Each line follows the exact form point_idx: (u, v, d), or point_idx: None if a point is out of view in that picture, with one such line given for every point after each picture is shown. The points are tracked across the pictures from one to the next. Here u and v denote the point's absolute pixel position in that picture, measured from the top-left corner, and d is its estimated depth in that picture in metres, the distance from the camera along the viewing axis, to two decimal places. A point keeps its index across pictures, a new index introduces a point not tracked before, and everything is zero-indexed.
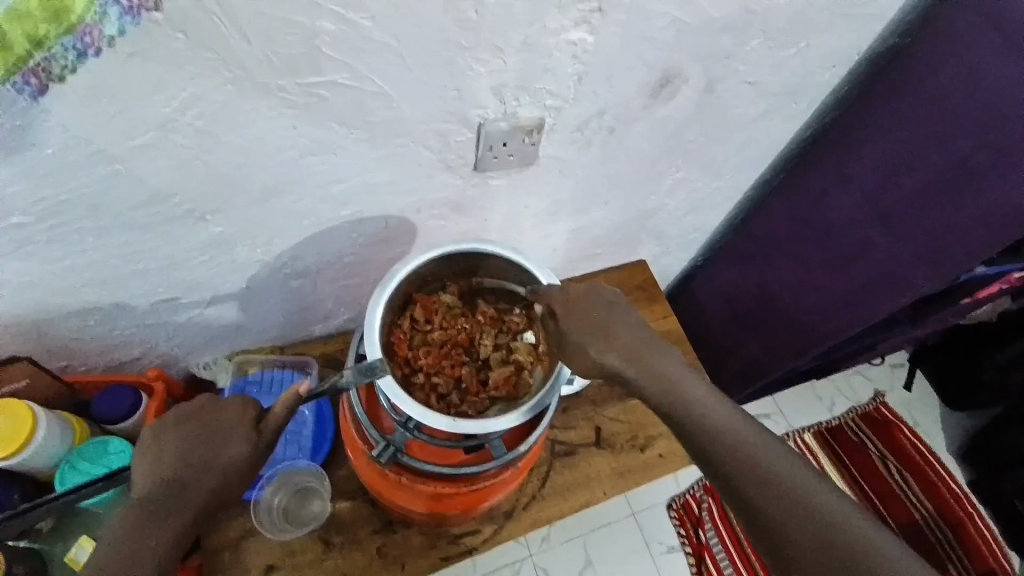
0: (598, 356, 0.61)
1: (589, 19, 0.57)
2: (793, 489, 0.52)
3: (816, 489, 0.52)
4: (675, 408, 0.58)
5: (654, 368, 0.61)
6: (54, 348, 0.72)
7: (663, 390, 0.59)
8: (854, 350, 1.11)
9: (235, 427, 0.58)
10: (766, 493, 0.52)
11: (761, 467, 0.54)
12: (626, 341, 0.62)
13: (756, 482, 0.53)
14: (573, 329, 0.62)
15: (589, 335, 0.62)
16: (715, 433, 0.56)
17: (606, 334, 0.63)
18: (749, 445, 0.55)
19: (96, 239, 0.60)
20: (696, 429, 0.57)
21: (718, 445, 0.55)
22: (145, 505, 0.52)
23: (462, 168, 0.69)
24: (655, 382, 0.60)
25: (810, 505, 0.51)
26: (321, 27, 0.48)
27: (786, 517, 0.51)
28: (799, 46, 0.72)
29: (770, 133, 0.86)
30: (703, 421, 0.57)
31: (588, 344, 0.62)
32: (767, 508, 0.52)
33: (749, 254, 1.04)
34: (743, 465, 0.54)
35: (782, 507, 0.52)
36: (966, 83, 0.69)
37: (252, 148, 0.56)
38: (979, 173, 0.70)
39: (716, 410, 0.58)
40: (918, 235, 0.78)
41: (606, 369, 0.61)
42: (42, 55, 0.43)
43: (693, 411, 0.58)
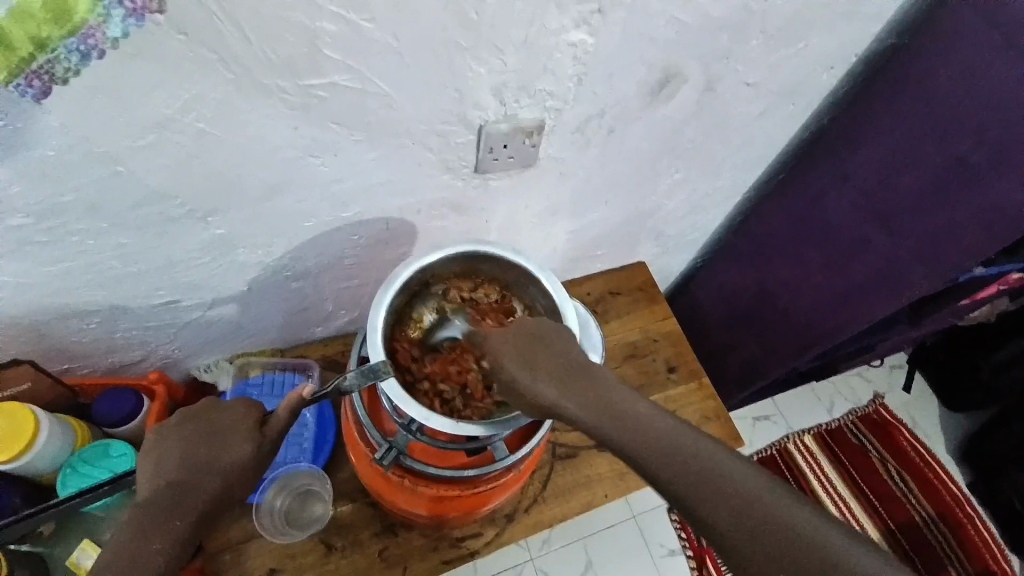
0: (531, 390, 0.55)
1: (589, 20, 0.57)
2: (751, 503, 0.47)
3: (775, 501, 0.47)
4: (619, 437, 0.52)
5: (590, 395, 0.54)
6: (54, 351, 0.72)
7: (608, 420, 0.53)
8: (854, 350, 1.12)
9: (238, 429, 0.57)
10: (720, 506, 0.48)
11: (715, 479, 0.49)
12: (559, 364, 0.56)
13: (712, 502, 0.48)
14: (507, 360, 0.57)
15: (521, 366, 0.56)
16: (667, 451, 0.50)
17: (542, 357, 0.57)
18: (704, 456, 0.50)
19: (97, 240, 0.60)
20: (643, 449, 0.51)
21: (670, 464, 0.50)
22: (151, 508, 0.52)
23: (462, 169, 0.70)
24: (596, 410, 0.53)
25: (770, 519, 0.46)
26: (322, 28, 0.48)
27: (745, 536, 0.46)
28: (798, 46, 0.72)
29: (769, 133, 0.86)
30: (651, 437, 0.51)
31: (520, 376, 0.56)
32: (723, 526, 0.47)
33: (749, 255, 1.05)
34: (697, 482, 0.49)
35: (739, 526, 0.47)
36: (965, 83, 0.69)
37: (252, 149, 0.56)
38: (981, 174, 0.70)
39: (663, 427, 0.52)
40: (919, 236, 0.78)
41: (540, 400, 0.55)
42: (45, 57, 0.43)
43: (637, 431, 0.52)
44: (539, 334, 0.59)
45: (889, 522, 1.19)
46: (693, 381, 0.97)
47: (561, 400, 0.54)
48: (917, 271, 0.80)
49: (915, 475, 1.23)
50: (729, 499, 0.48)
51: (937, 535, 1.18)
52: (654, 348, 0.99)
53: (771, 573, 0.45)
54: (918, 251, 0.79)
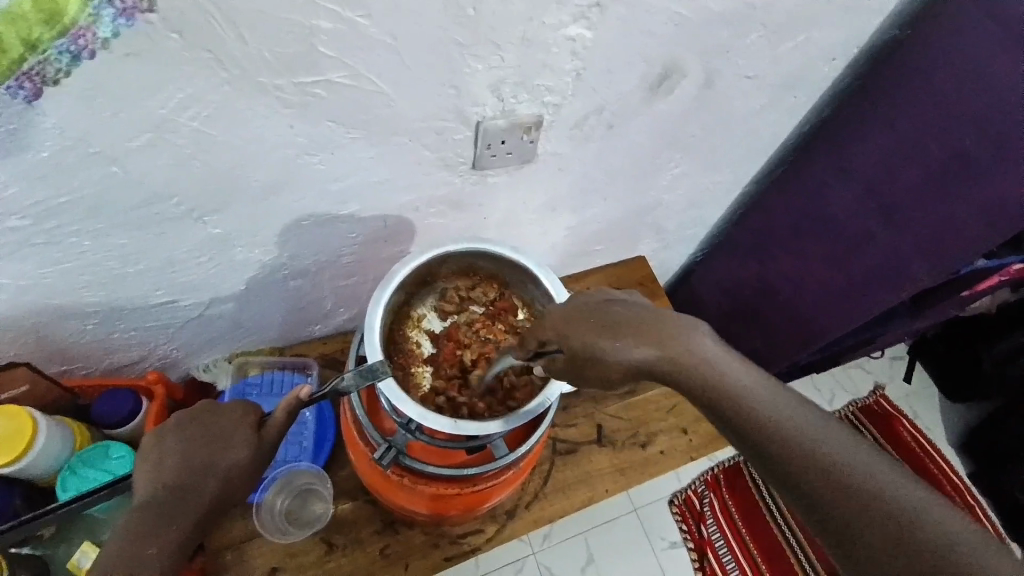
0: (620, 356, 0.52)
1: (588, 15, 0.56)
2: (861, 479, 0.48)
3: (888, 479, 0.48)
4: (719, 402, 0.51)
5: (686, 356, 0.52)
6: (52, 352, 0.71)
7: (698, 378, 0.52)
8: (854, 343, 1.11)
9: (236, 431, 0.57)
10: (825, 483, 0.48)
11: (827, 459, 0.49)
12: (652, 325, 0.53)
13: (824, 481, 0.48)
14: (585, 331, 0.54)
15: (605, 335, 0.53)
16: (782, 432, 0.50)
17: (624, 324, 0.53)
18: (821, 436, 0.50)
19: (93, 241, 0.59)
20: (748, 423, 0.51)
21: (773, 442, 0.50)
22: (151, 509, 0.52)
23: (461, 166, 0.69)
24: (701, 379, 0.52)
25: (889, 503, 0.47)
26: (317, 26, 0.48)
27: (858, 517, 0.47)
28: (799, 38, 0.71)
29: (770, 127, 0.85)
30: (765, 419, 0.51)
31: (604, 343, 0.52)
32: (834, 504, 0.48)
33: (750, 248, 1.04)
34: (812, 462, 0.49)
35: (853, 506, 0.48)
36: (969, 75, 0.68)
37: (249, 148, 0.56)
38: (981, 166, 0.69)
39: (765, 395, 0.52)
40: (918, 229, 0.77)
41: (633, 365, 0.52)
42: (37, 58, 0.42)
43: (744, 404, 0.51)
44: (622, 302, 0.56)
45: None
46: None
47: (657, 362, 0.52)
48: (915, 265, 0.79)
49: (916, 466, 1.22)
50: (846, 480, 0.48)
51: None
52: None
53: (869, 535, 0.47)
54: (918, 244, 0.78)
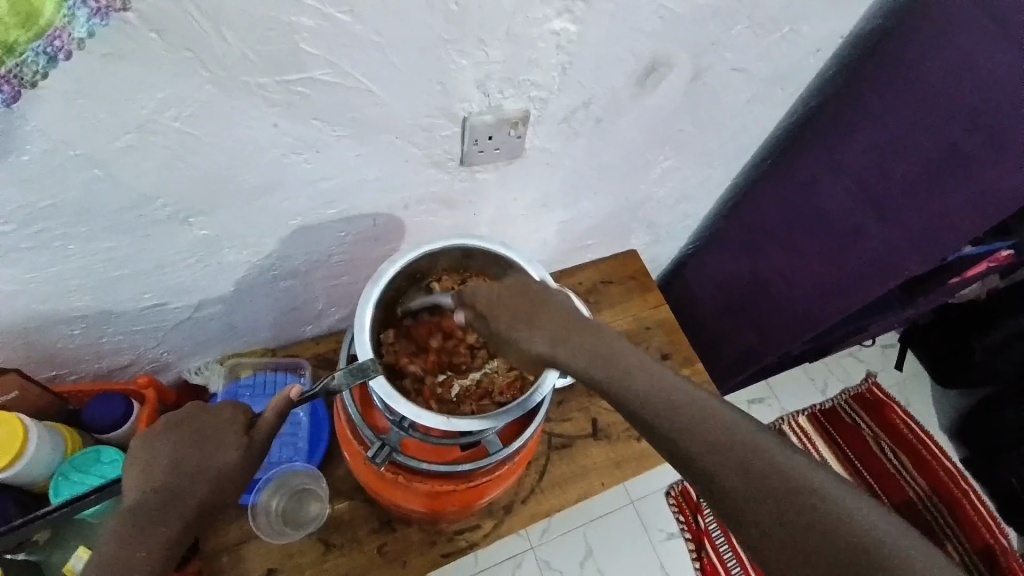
0: (530, 342, 0.57)
1: (572, 9, 0.56)
2: (736, 443, 0.46)
3: (774, 443, 0.46)
4: (605, 378, 0.53)
5: (582, 343, 0.56)
6: (41, 358, 0.71)
7: (599, 361, 0.54)
8: (846, 332, 1.12)
9: (227, 432, 0.57)
10: (698, 445, 0.47)
11: (732, 447, 0.46)
12: (557, 316, 0.58)
13: (732, 471, 0.45)
14: (501, 321, 0.59)
15: (513, 322, 0.58)
16: (687, 422, 0.48)
17: (536, 314, 0.58)
18: (731, 427, 0.47)
19: (80, 245, 0.59)
20: (654, 410, 0.50)
21: (661, 417, 0.49)
22: (140, 512, 0.51)
23: (449, 163, 0.69)
24: (602, 367, 0.54)
25: (772, 466, 0.45)
26: (300, 24, 0.47)
27: (748, 488, 0.45)
28: (785, 29, 0.71)
29: (757, 118, 0.86)
30: (673, 407, 0.49)
31: (514, 329, 0.58)
32: (725, 476, 0.45)
33: (741, 240, 1.04)
34: (721, 452, 0.46)
35: (740, 475, 0.45)
36: (953, 63, 0.68)
37: (234, 148, 0.55)
38: (969, 153, 0.70)
39: (677, 385, 0.51)
40: (908, 218, 0.78)
41: (533, 351, 0.57)
42: (12, 61, 0.40)
43: (649, 393, 0.51)
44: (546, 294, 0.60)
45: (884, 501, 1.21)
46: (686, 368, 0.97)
47: (555, 349, 0.56)
48: (907, 253, 0.80)
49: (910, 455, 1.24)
50: (757, 473, 0.45)
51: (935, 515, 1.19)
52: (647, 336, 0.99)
53: (744, 498, 0.44)
54: (911, 238, 0.79)
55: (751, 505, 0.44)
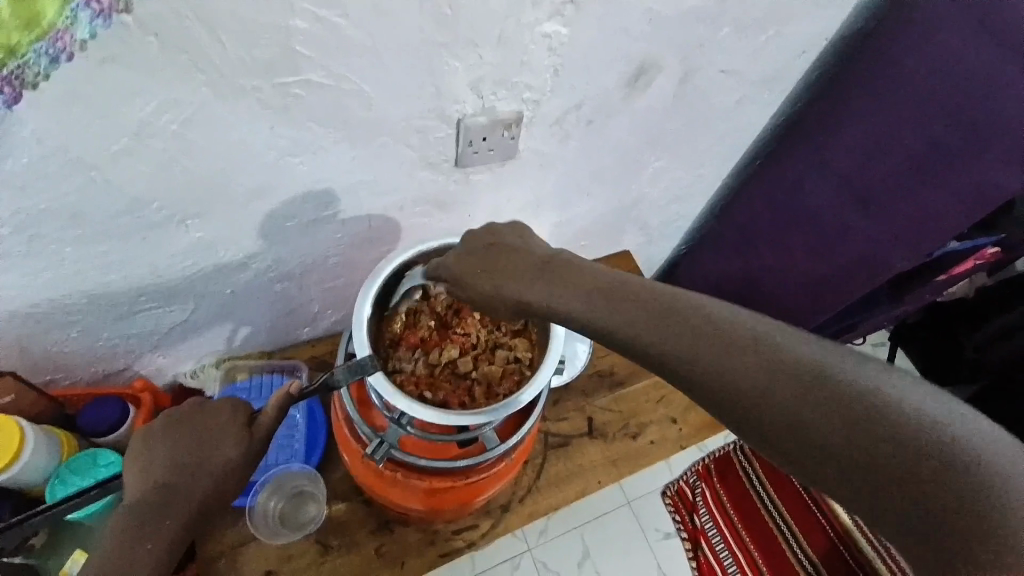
0: (510, 291, 0.55)
1: (562, 12, 0.57)
2: (781, 361, 0.41)
3: (785, 346, 0.42)
4: (602, 311, 0.49)
5: (581, 276, 0.53)
6: (37, 362, 0.71)
7: (608, 292, 0.51)
8: (836, 330, 1.14)
9: (225, 429, 0.57)
10: (727, 367, 0.43)
11: (784, 363, 0.41)
12: (563, 265, 0.55)
13: (781, 385, 0.40)
14: (474, 279, 0.58)
15: (488, 277, 0.57)
16: (727, 341, 0.44)
17: (503, 265, 0.57)
18: (788, 344, 0.42)
19: (76, 249, 0.59)
20: (683, 336, 0.45)
21: (678, 344, 0.45)
22: (142, 509, 0.52)
23: (444, 165, 0.70)
24: (612, 297, 0.50)
25: (783, 372, 0.41)
26: (294, 27, 0.48)
27: (767, 402, 0.40)
28: (770, 32, 0.73)
29: (745, 119, 0.87)
30: (712, 331, 0.45)
31: (495, 283, 0.56)
32: (739, 396, 0.42)
33: (732, 239, 1.06)
34: (769, 368, 0.41)
35: (753, 394, 0.41)
36: (934, 64, 0.70)
37: (230, 150, 0.56)
38: (951, 151, 0.72)
39: (674, 301, 0.48)
40: (897, 216, 0.80)
41: (521, 299, 0.54)
42: (15, 62, 0.41)
43: (679, 314, 0.46)
44: (524, 240, 0.60)
45: None
46: None
47: (542, 292, 0.53)
48: (895, 250, 0.83)
49: None
50: (807, 386, 0.39)
51: None
52: None
53: (782, 417, 0.40)
54: (895, 233, 0.81)
55: (820, 423, 0.38)
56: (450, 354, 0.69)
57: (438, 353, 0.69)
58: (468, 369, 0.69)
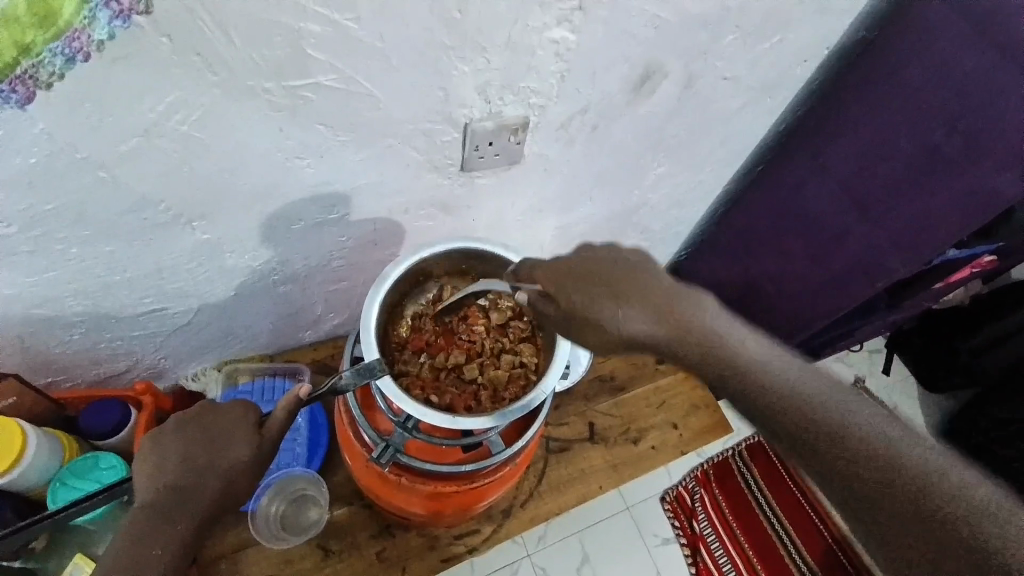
0: (627, 326, 0.54)
1: (571, 18, 0.58)
2: (864, 435, 0.49)
3: (867, 419, 0.50)
4: (715, 362, 0.54)
5: (681, 319, 0.54)
6: (39, 363, 0.70)
7: (699, 343, 0.54)
8: (834, 336, 1.15)
9: (236, 430, 0.56)
10: (814, 433, 0.50)
11: (840, 425, 0.50)
12: (647, 294, 0.55)
13: (832, 443, 0.49)
14: (579, 301, 0.55)
15: (600, 301, 0.54)
16: (799, 406, 0.51)
17: (613, 291, 0.55)
18: (846, 413, 0.50)
19: (81, 249, 0.59)
20: (766, 398, 0.52)
21: (775, 401, 0.52)
22: (155, 510, 0.52)
23: (449, 168, 0.70)
24: (701, 351, 0.54)
25: (867, 446, 0.49)
26: (306, 29, 0.48)
27: (846, 465, 0.49)
28: (773, 40, 0.74)
29: (748, 126, 0.88)
30: (793, 396, 0.52)
31: (603, 312, 0.54)
32: (828, 454, 0.50)
33: (733, 245, 1.06)
34: (828, 433, 0.50)
35: (834, 454, 0.49)
36: (937, 73, 0.71)
37: (238, 151, 0.56)
38: (950, 159, 0.73)
39: (773, 363, 0.54)
40: (895, 221, 0.81)
41: (637, 335, 0.54)
42: (29, 62, 0.42)
43: (759, 380, 0.53)
44: (617, 258, 0.57)
45: None
46: (682, 372, 0.98)
47: (661, 332, 0.54)
48: (891, 255, 0.85)
49: None
50: (852, 444, 0.49)
51: None
52: None
53: (863, 481, 0.48)
54: (893, 238, 0.83)
55: (851, 473, 0.48)
56: (456, 359, 0.69)
57: (445, 357, 0.70)
58: (474, 375, 0.69)
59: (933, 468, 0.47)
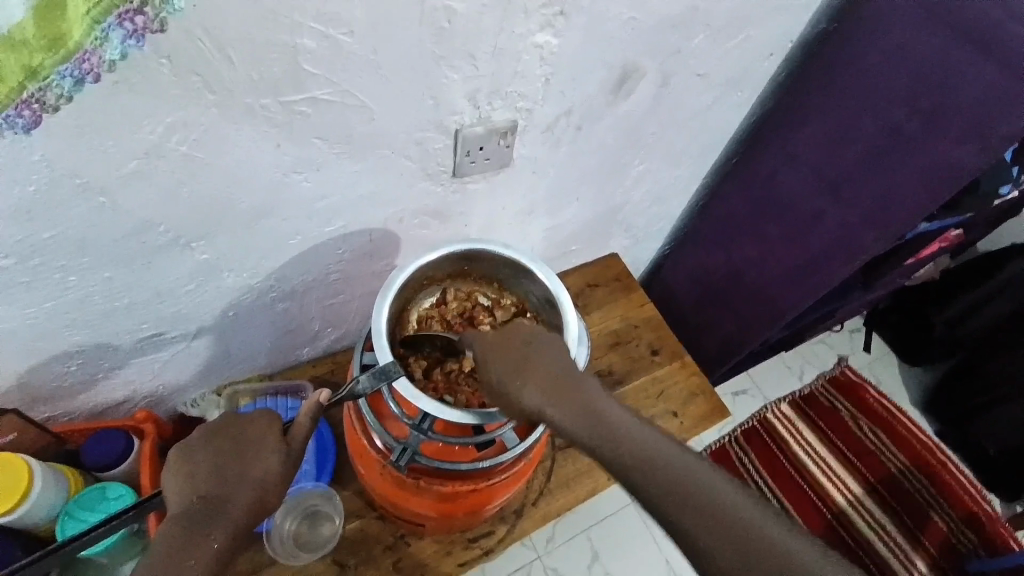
0: (525, 399, 0.57)
1: (553, 23, 0.60)
2: (724, 510, 0.49)
3: (734, 497, 0.50)
4: (595, 435, 0.55)
5: (578, 401, 0.57)
6: (37, 397, 0.69)
7: (594, 436, 0.55)
8: (818, 317, 1.18)
9: (266, 438, 0.57)
10: (679, 505, 0.50)
11: (733, 519, 0.49)
12: (555, 374, 0.59)
13: (723, 531, 0.49)
14: (495, 370, 0.59)
15: (508, 373, 0.58)
16: (698, 508, 0.50)
17: (524, 363, 0.59)
18: (710, 488, 0.51)
19: (80, 277, 0.58)
20: (667, 497, 0.51)
21: (643, 468, 0.52)
22: (189, 519, 0.51)
23: (442, 175, 0.71)
24: (607, 444, 0.54)
25: (729, 518, 0.49)
26: (302, 46, 0.49)
27: (712, 539, 0.48)
28: (740, 36, 0.78)
29: (721, 119, 0.91)
30: (691, 494, 0.50)
31: (510, 386, 0.58)
32: (694, 530, 0.49)
33: (715, 235, 1.10)
34: (722, 523, 0.49)
35: (701, 526, 0.49)
36: (895, 58, 0.75)
37: (238, 168, 0.57)
38: (911, 137, 0.76)
39: (643, 436, 0.54)
40: (865, 200, 0.84)
41: (530, 408, 0.57)
42: (36, 85, 0.40)
43: (663, 478, 0.51)
44: (534, 336, 0.61)
45: (869, 478, 1.26)
46: (675, 362, 1.01)
47: (551, 405, 0.57)
48: (865, 233, 0.86)
49: (885, 431, 1.31)
50: (744, 539, 0.48)
51: (915, 485, 1.25)
52: (636, 334, 1.03)
53: (720, 552, 0.48)
54: (867, 214, 0.85)
55: (726, 550, 0.48)
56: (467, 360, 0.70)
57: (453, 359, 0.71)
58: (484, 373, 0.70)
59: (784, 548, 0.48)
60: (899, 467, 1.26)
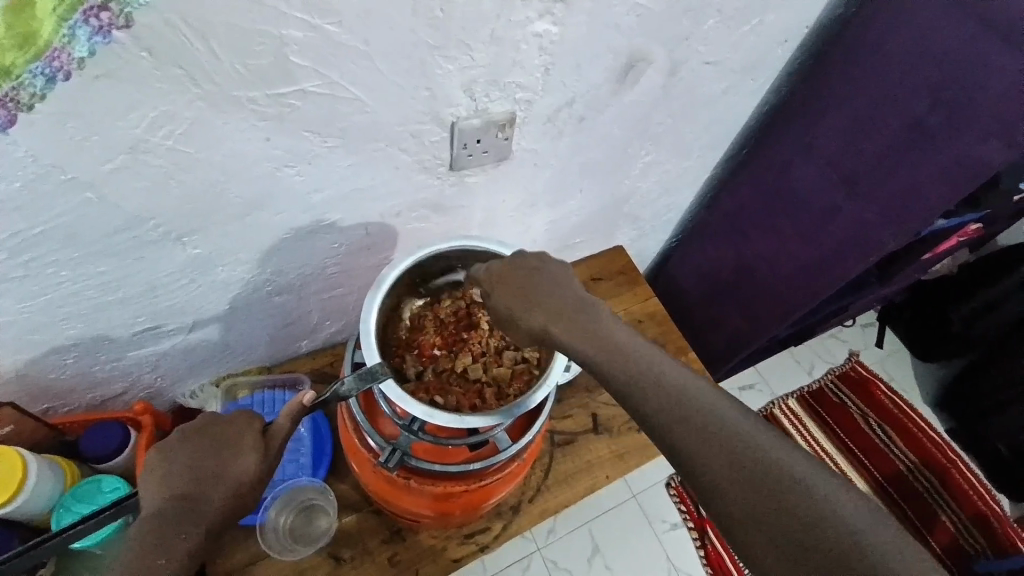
0: (531, 321, 0.57)
1: (553, 11, 0.58)
2: (729, 433, 0.48)
3: (741, 422, 0.49)
4: (604, 355, 0.54)
5: (584, 326, 0.57)
6: (35, 390, 0.70)
7: (617, 366, 0.53)
8: (828, 312, 1.15)
9: (242, 437, 0.57)
10: (684, 426, 0.49)
11: (757, 465, 0.46)
12: (566, 301, 0.59)
13: (762, 488, 0.45)
14: (501, 301, 0.59)
15: (514, 300, 0.59)
16: (703, 431, 0.48)
17: (531, 296, 0.59)
18: (716, 415, 0.49)
19: (71, 271, 0.58)
20: (670, 417, 0.49)
21: (649, 389, 0.51)
22: (163, 521, 0.51)
23: (439, 168, 0.70)
24: (642, 385, 0.52)
25: (734, 441, 0.47)
26: (289, 36, 0.48)
27: (718, 462, 0.47)
28: (753, 23, 0.74)
29: (731, 108, 0.88)
30: (694, 416, 0.49)
31: (516, 310, 0.58)
32: (701, 452, 0.47)
33: (724, 229, 1.07)
34: (759, 477, 0.45)
35: (707, 450, 0.47)
36: (917, 46, 0.71)
37: (227, 163, 0.55)
38: (932, 132, 0.72)
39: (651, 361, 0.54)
40: (879, 197, 0.81)
41: (533, 330, 0.57)
42: (10, 83, 0.41)
43: (667, 399, 0.50)
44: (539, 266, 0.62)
45: (874, 475, 1.24)
46: (680, 358, 0.99)
47: (556, 326, 0.56)
48: (881, 230, 0.83)
49: (896, 428, 1.27)
50: (768, 485, 0.45)
51: (923, 482, 1.21)
52: (640, 329, 1.01)
53: (726, 475, 0.46)
54: (881, 212, 0.82)
55: (730, 473, 0.46)
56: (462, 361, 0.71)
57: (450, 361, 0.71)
58: (479, 375, 0.70)
59: (793, 474, 0.46)
60: (907, 464, 1.23)
